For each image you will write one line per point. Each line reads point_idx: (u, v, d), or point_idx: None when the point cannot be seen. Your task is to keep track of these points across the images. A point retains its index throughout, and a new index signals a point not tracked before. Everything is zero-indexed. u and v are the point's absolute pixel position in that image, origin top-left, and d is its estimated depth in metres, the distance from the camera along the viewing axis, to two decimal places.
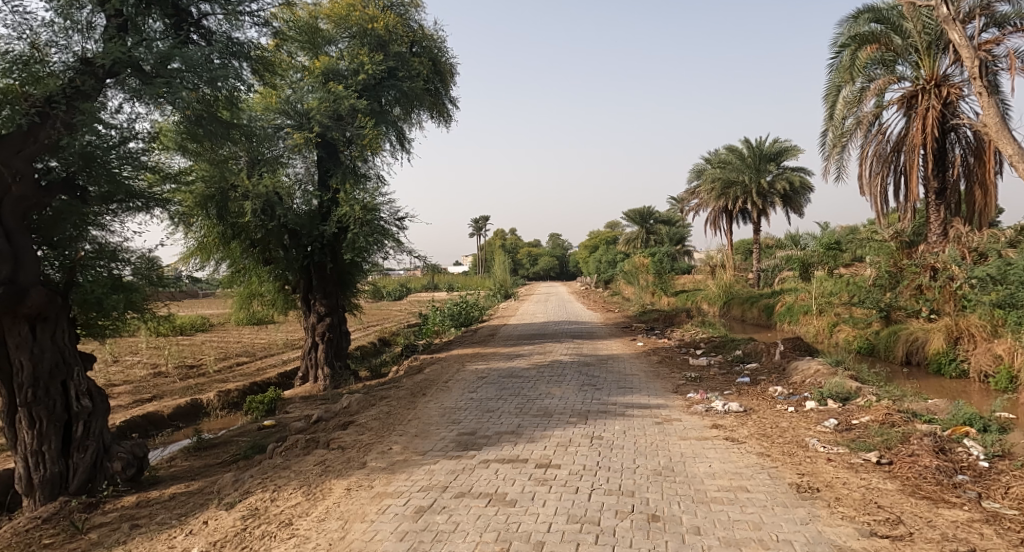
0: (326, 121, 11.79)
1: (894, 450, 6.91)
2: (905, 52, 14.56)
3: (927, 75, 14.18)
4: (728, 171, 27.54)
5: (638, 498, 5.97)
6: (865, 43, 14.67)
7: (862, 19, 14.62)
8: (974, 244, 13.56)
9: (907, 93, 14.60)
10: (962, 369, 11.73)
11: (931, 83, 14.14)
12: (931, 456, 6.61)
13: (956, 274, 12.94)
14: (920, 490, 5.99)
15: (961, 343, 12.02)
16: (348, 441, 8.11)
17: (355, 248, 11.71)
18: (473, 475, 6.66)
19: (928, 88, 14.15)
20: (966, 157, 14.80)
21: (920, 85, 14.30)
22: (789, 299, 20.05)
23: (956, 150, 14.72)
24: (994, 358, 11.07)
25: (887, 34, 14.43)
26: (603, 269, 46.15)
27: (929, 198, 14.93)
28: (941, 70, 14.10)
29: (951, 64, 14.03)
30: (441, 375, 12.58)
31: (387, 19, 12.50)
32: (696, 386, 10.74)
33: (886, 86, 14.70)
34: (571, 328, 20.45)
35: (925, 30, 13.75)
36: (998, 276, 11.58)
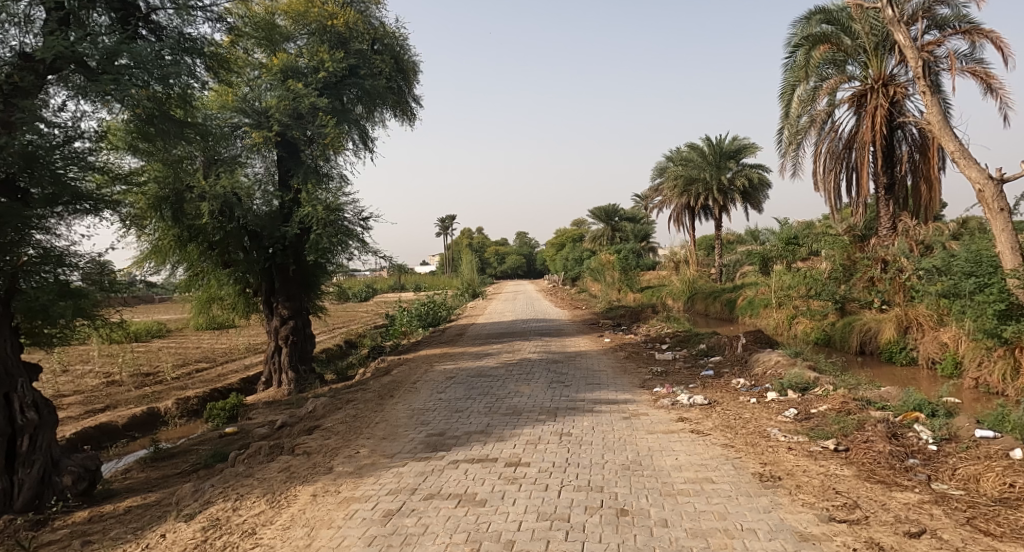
0: (286, 120, 11.56)
1: (851, 437, 7.05)
2: (854, 52, 14.94)
3: (875, 75, 14.58)
4: (690, 169, 27.92)
5: (607, 493, 5.97)
6: (817, 43, 14.96)
7: (815, 20, 14.90)
8: (921, 238, 14.23)
9: (857, 92, 14.96)
10: (912, 357, 12.17)
11: (879, 82, 14.53)
12: (885, 442, 6.75)
13: (905, 266, 13.42)
14: (875, 475, 6.14)
15: (911, 332, 12.51)
16: (314, 446, 7.96)
17: (318, 249, 11.51)
18: (442, 476, 6.58)
19: (877, 87, 14.53)
20: (912, 154, 15.30)
21: (869, 84, 14.68)
22: (751, 293, 20.46)
23: (903, 147, 15.19)
24: (941, 345, 11.52)
25: (837, 34, 14.76)
26: (570, 267, 46.33)
27: (879, 193, 15.27)
28: (888, 70, 14.50)
29: (896, 65, 14.45)
30: (409, 376, 12.45)
31: (348, 16, 12.36)
32: (662, 380, 10.83)
33: (836, 85, 15.05)
34: (540, 325, 20.48)
35: (873, 31, 14.12)
36: (943, 268, 11.67)
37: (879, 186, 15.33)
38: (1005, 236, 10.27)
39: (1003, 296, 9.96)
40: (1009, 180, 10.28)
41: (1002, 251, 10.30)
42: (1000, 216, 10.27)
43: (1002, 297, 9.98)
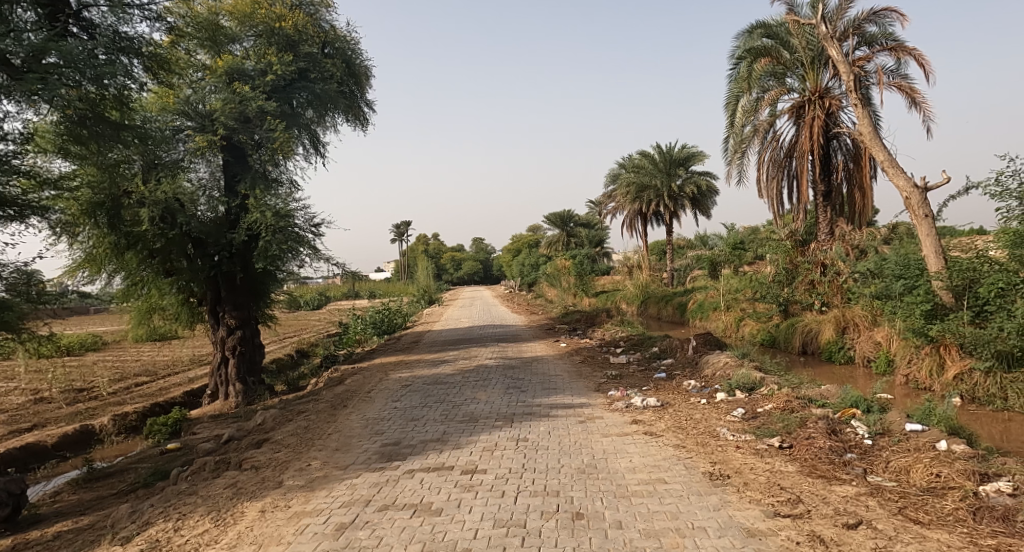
0: (231, 123, 11.21)
1: (794, 434, 7.19)
2: (793, 65, 15.45)
3: (812, 87, 15.17)
4: (641, 176, 28.29)
5: (564, 497, 5.92)
6: (759, 56, 15.41)
7: (755, 34, 15.55)
8: (856, 241, 14.81)
9: (795, 103, 15.46)
10: (849, 356, 12.54)
11: (816, 95, 15.10)
12: (825, 438, 6.91)
13: (842, 269, 14.11)
14: (816, 470, 6.31)
15: (848, 332, 12.90)
16: (263, 459, 7.68)
17: (267, 257, 11.20)
18: (397, 486, 6.42)
19: (813, 99, 15.11)
20: (846, 163, 15.79)
21: (806, 96, 15.25)
22: (701, 296, 20.82)
23: (839, 156, 15.71)
24: (875, 344, 11.90)
25: (778, 48, 15.25)
26: (526, 273, 46.36)
27: (817, 200, 15.87)
28: (823, 83, 15.12)
29: (831, 78, 15.07)
30: (363, 385, 12.18)
31: (296, 18, 12.08)
32: (617, 383, 10.88)
33: (778, 97, 15.43)
34: (496, 331, 20.32)
35: (809, 46, 14.92)
36: (875, 270, 12.07)
37: (817, 193, 15.91)
38: (930, 241, 11.01)
39: (928, 297, 10.40)
40: (932, 189, 11.08)
41: (927, 255, 11.02)
42: (924, 222, 11.03)
43: (928, 297, 10.43)
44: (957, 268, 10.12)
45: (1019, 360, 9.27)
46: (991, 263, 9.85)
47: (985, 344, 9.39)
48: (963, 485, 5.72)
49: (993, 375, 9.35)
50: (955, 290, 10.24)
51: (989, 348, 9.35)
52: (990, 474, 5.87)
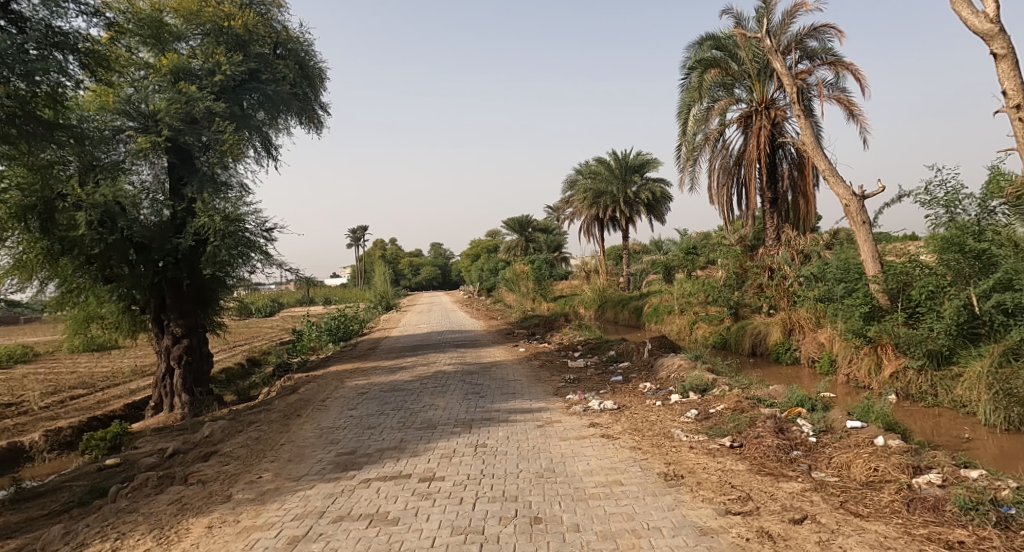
0: (177, 124, 10.78)
1: (745, 433, 7.27)
2: (741, 77, 15.79)
3: (758, 99, 15.57)
4: (598, 183, 28.53)
5: (522, 502, 5.84)
6: (709, 67, 15.73)
7: (705, 45, 15.84)
8: (801, 246, 14.91)
9: (743, 113, 15.88)
10: (795, 356, 12.86)
11: (762, 105, 15.52)
12: (772, 436, 7.01)
13: (788, 273, 14.45)
14: (764, 467, 6.40)
15: (794, 334, 13.21)
16: (210, 473, 7.37)
17: (216, 262, 10.81)
18: (353, 496, 6.23)
19: (760, 110, 15.52)
20: (791, 170, 16.27)
21: (753, 106, 15.65)
22: (656, 300, 21.07)
23: (784, 165, 16.23)
24: (819, 345, 12.24)
25: (726, 60, 15.64)
26: (485, 278, 46.23)
27: (765, 206, 16.26)
28: (769, 94, 15.53)
29: (776, 90, 15.48)
30: (318, 393, 11.88)
31: (246, 17, 11.74)
32: (574, 387, 10.86)
33: (727, 107, 15.72)
34: (455, 337, 20.14)
35: (756, 58, 15.21)
36: (819, 275, 12.40)
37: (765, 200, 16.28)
38: (867, 246, 11.22)
39: (866, 300, 10.69)
40: (869, 196, 11.42)
41: (865, 260, 11.23)
42: (862, 228, 11.25)
43: (866, 300, 10.71)
44: (892, 272, 10.55)
45: (949, 358, 9.65)
46: (923, 267, 10.22)
47: (917, 343, 9.77)
48: (897, 478, 5.86)
49: (925, 373, 9.75)
50: (890, 292, 10.61)
51: (921, 348, 9.73)
52: (921, 466, 6.01)
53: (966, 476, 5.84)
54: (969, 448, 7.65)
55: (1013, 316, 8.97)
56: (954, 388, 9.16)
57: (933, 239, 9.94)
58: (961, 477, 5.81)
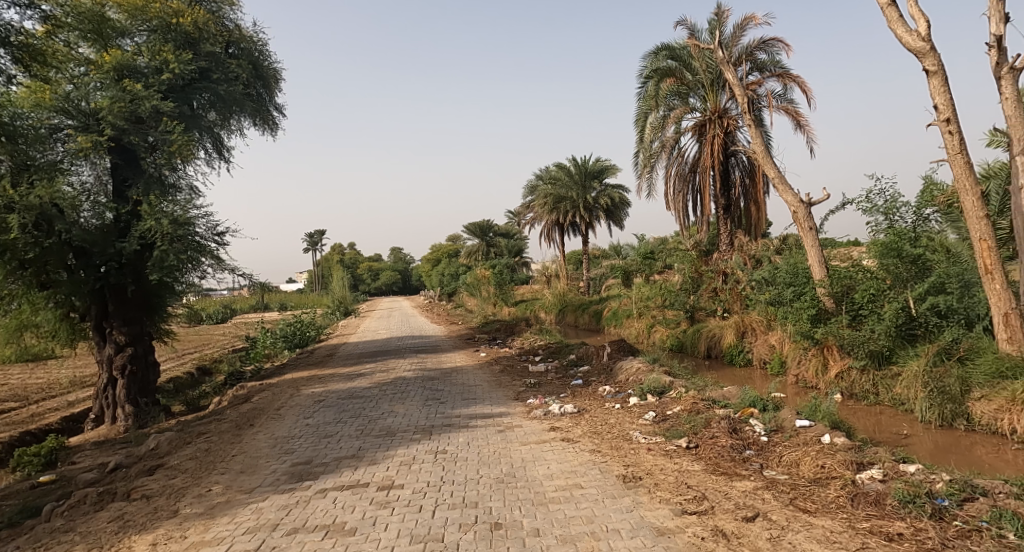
0: (121, 123, 10.30)
1: (700, 434, 7.30)
2: (695, 86, 16.01)
3: (711, 108, 15.79)
4: (558, 188, 28.62)
5: (482, 508, 5.72)
6: (665, 76, 15.88)
7: (660, 55, 16.02)
8: (753, 251, 15.42)
9: (697, 122, 16.05)
10: (748, 358, 13.09)
11: (715, 114, 15.73)
12: (727, 436, 7.06)
13: (741, 277, 14.63)
14: (719, 467, 6.41)
15: (747, 336, 13.40)
16: (155, 487, 7.02)
17: (163, 267, 10.36)
18: (308, 507, 6.02)
19: (713, 118, 15.72)
20: (743, 178, 16.72)
21: (707, 115, 15.85)
22: (615, 304, 21.20)
23: (736, 173, 16.58)
24: (770, 347, 12.46)
25: (680, 69, 15.80)
26: (446, 283, 45.90)
27: (719, 213, 16.48)
28: (722, 104, 15.77)
29: (729, 100, 15.77)
30: (272, 402, 11.51)
31: (196, 15, 11.37)
32: (535, 391, 10.79)
33: (682, 115, 15.91)
34: (415, 342, 19.86)
35: (709, 69, 15.52)
36: (770, 279, 12.63)
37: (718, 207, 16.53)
38: (814, 252, 11.49)
39: (813, 303, 10.87)
40: (816, 204, 11.70)
41: (812, 265, 11.49)
42: (810, 234, 11.50)
43: (813, 303, 10.90)
44: (836, 276, 10.79)
45: (889, 358, 9.94)
46: (864, 271, 10.68)
47: (860, 344, 10.00)
48: (843, 474, 5.95)
49: (867, 373, 9.97)
50: (835, 295, 10.86)
51: (864, 349, 9.97)
52: (864, 463, 6.12)
53: (905, 470, 5.96)
54: (907, 444, 7.87)
55: (946, 318, 9.70)
56: (894, 387, 9.39)
57: (874, 244, 10.64)
58: (901, 471, 5.93)
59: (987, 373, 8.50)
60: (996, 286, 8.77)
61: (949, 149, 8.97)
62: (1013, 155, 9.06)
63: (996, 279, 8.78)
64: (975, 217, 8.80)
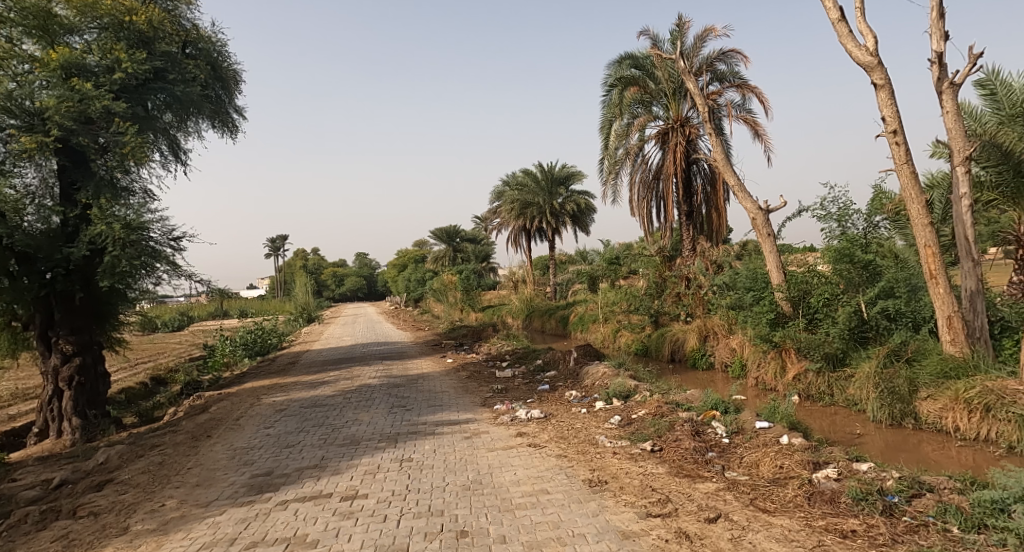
0: (69, 124, 9.83)
1: (664, 437, 7.27)
2: (658, 95, 16.15)
3: (674, 116, 15.95)
4: (524, 194, 28.60)
5: (447, 516, 5.58)
6: (628, 85, 15.98)
7: (624, 64, 16.13)
8: (714, 257, 15.36)
9: (660, 130, 16.21)
10: (710, 361, 13.25)
11: (677, 123, 15.91)
12: (690, 439, 7.04)
13: (703, 282, 14.73)
14: (682, 470, 6.38)
15: (709, 340, 13.53)
16: (105, 503, 6.69)
17: (115, 274, 9.94)
18: (267, 520, 5.80)
19: (675, 127, 15.91)
20: (704, 186, 16.96)
21: (670, 124, 16.01)
22: (581, 309, 21.23)
23: (698, 180, 16.77)
24: (731, 350, 12.60)
25: (644, 78, 15.93)
26: (413, 289, 45.45)
27: (681, 219, 16.63)
28: (684, 113, 15.95)
29: (691, 109, 15.96)
30: (231, 412, 11.15)
31: (150, 13, 10.98)
32: (502, 397, 10.67)
33: (645, 124, 16.04)
34: (380, 349, 19.54)
35: (671, 78, 15.64)
36: (730, 284, 12.78)
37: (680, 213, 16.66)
38: (773, 257, 11.57)
39: (772, 307, 11.07)
40: (773, 211, 11.88)
41: (770, 270, 11.54)
42: (768, 240, 11.61)
43: (771, 308, 11.08)
44: (794, 281, 11.00)
45: (842, 360, 10.08)
46: (819, 276, 10.86)
47: (816, 347, 10.09)
48: (800, 473, 5.96)
49: (823, 374, 10.03)
50: (792, 299, 11.01)
51: (820, 351, 10.06)
52: (820, 462, 6.17)
53: (858, 469, 6.02)
54: (859, 443, 7.96)
55: (895, 321, 9.95)
56: (848, 388, 9.50)
57: (827, 250, 10.84)
58: (854, 470, 5.99)
59: (933, 374, 8.70)
60: (940, 290, 8.90)
61: (896, 159, 9.17)
62: (954, 165, 9.30)
63: (940, 284, 8.91)
64: (920, 225, 8.98)
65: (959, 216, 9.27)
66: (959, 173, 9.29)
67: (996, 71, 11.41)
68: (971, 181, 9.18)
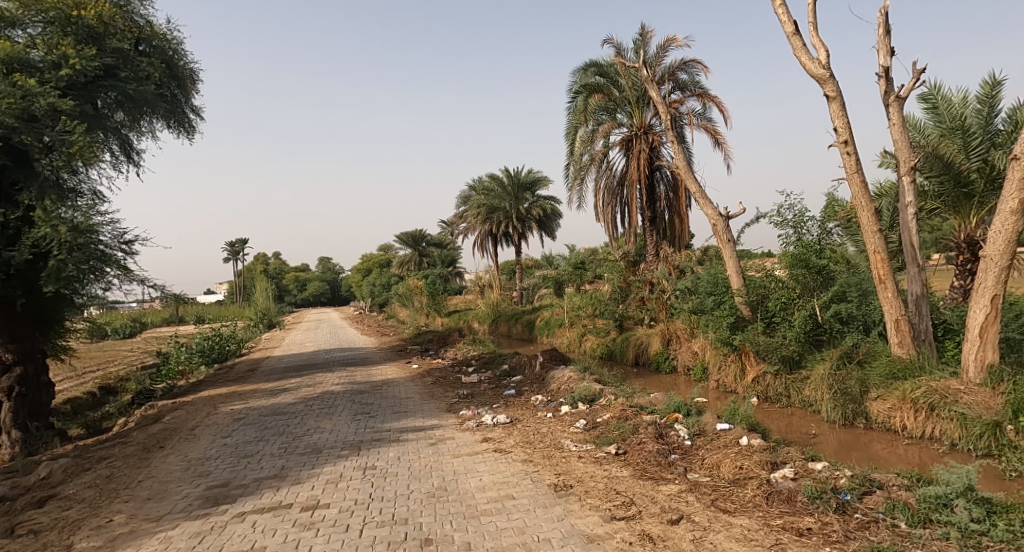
0: (11, 121, 9.32)
1: (629, 440, 7.21)
2: (622, 103, 16.21)
3: (637, 124, 16.06)
4: (490, 199, 28.48)
5: (412, 524, 5.41)
6: (593, 92, 16.03)
7: (589, 71, 16.19)
8: (676, 262, 15.40)
9: (624, 137, 16.29)
10: (673, 365, 13.30)
11: (641, 130, 16.03)
12: (654, 441, 6.99)
13: (666, 287, 14.88)
14: (646, 472, 6.33)
15: (672, 344, 13.57)
16: (47, 520, 6.32)
17: (61, 279, 9.46)
18: (223, 533, 5.55)
19: (639, 135, 16.02)
20: (667, 193, 17.13)
21: (633, 131, 16.11)
22: (547, 313, 21.20)
23: (661, 187, 16.93)
24: (693, 353, 12.71)
25: (608, 86, 16.00)
26: (377, 294, 44.87)
27: (645, 225, 16.77)
28: (647, 120, 16.07)
29: (654, 117, 16.08)
30: (186, 421, 10.74)
31: (101, 8, 10.56)
32: (468, 402, 10.51)
33: (610, 130, 16.10)
34: (343, 355, 19.16)
35: (635, 86, 15.73)
36: (692, 288, 12.81)
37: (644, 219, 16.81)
38: (732, 262, 11.59)
39: (732, 311, 11.10)
40: (734, 217, 11.91)
41: (731, 275, 11.55)
42: (728, 245, 11.66)
43: (731, 312, 11.11)
44: (752, 285, 10.99)
45: (799, 363, 10.26)
46: (777, 281, 10.94)
47: (773, 350, 10.25)
48: (759, 473, 5.95)
49: (780, 377, 10.23)
50: (751, 303, 11.04)
51: (777, 354, 10.22)
52: (777, 462, 6.17)
53: (814, 468, 6.05)
54: (815, 443, 8.04)
55: (847, 324, 10.08)
56: (803, 389, 9.67)
57: (785, 255, 10.91)
58: (810, 470, 6.02)
59: (883, 374, 8.82)
60: (888, 294, 9.00)
61: (847, 169, 9.32)
62: (900, 175, 9.50)
63: (889, 288, 9.00)
64: (869, 231, 9.08)
65: (905, 223, 9.36)
66: (905, 182, 9.48)
67: (938, 86, 11.79)
68: (915, 191, 9.38)
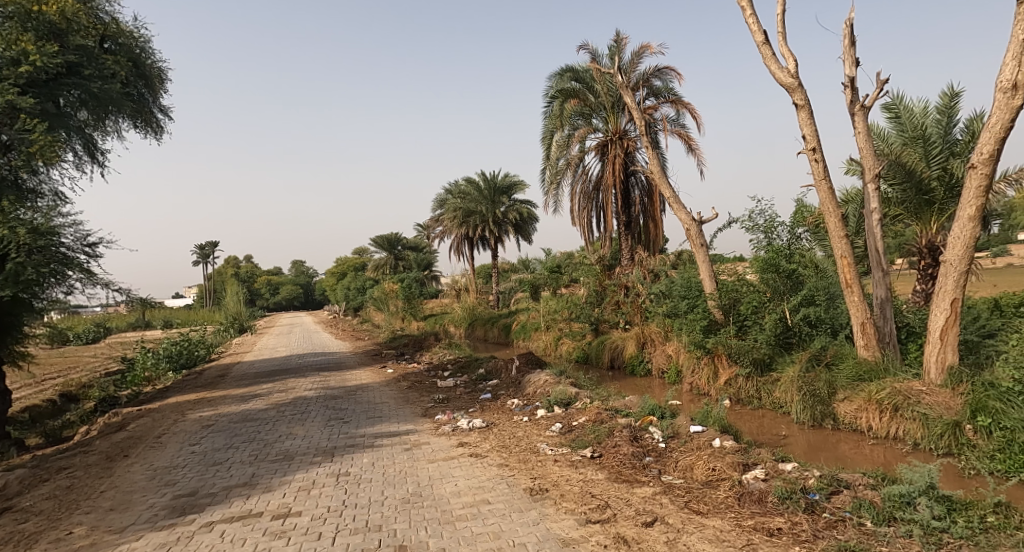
0: None
1: (604, 443, 7.19)
2: (598, 108, 16.20)
3: (612, 129, 16.13)
4: (467, 202, 28.39)
5: (385, 531, 5.32)
6: (569, 97, 16.08)
7: (565, 77, 16.28)
8: (652, 265, 15.68)
9: (600, 142, 16.35)
10: (648, 368, 13.32)
11: (615, 136, 16.11)
12: (628, 444, 6.98)
13: (641, 291, 14.92)
14: (621, 475, 6.31)
15: (647, 347, 13.61)
16: (3, 533, 6.08)
17: (20, 282, 9.17)
18: (189, 544, 5.39)
19: (614, 140, 16.11)
20: (641, 198, 17.21)
21: (608, 136, 16.19)
22: (524, 317, 21.15)
23: (636, 192, 17.01)
24: (667, 356, 12.76)
25: (584, 91, 16.05)
26: (352, 297, 44.43)
27: (619, 230, 16.83)
28: (622, 126, 16.15)
29: (628, 122, 16.17)
30: (154, 429, 10.47)
31: (64, 4, 10.29)
32: (444, 407, 10.41)
33: (585, 135, 16.15)
34: (317, 360, 18.89)
35: (610, 92, 15.80)
36: (666, 293, 12.99)
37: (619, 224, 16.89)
38: (705, 266, 11.79)
39: (705, 315, 11.09)
40: (706, 223, 12.12)
41: (703, 278, 11.80)
42: (701, 250, 11.82)
43: (705, 315, 11.11)
44: (725, 289, 11.27)
45: (769, 366, 10.32)
46: (748, 285, 11.16)
47: (744, 352, 10.34)
48: (731, 475, 5.97)
49: (751, 379, 10.26)
50: (723, 307, 11.23)
51: (748, 357, 10.30)
52: (750, 463, 6.20)
53: (784, 468, 6.09)
54: (785, 443, 8.13)
55: (815, 327, 10.28)
56: (774, 391, 9.76)
57: (755, 259, 11.06)
58: (780, 470, 6.05)
59: (849, 376, 8.98)
60: (855, 298, 9.13)
61: (815, 175, 9.44)
62: (865, 182, 9.67)
63: (855, 292, 9.13)
64: (836, 237, 9.19)
65: (870, 229, 9.52)
66: (869, 189, 9.64)
67: (898, 96, 12.04)
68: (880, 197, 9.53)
